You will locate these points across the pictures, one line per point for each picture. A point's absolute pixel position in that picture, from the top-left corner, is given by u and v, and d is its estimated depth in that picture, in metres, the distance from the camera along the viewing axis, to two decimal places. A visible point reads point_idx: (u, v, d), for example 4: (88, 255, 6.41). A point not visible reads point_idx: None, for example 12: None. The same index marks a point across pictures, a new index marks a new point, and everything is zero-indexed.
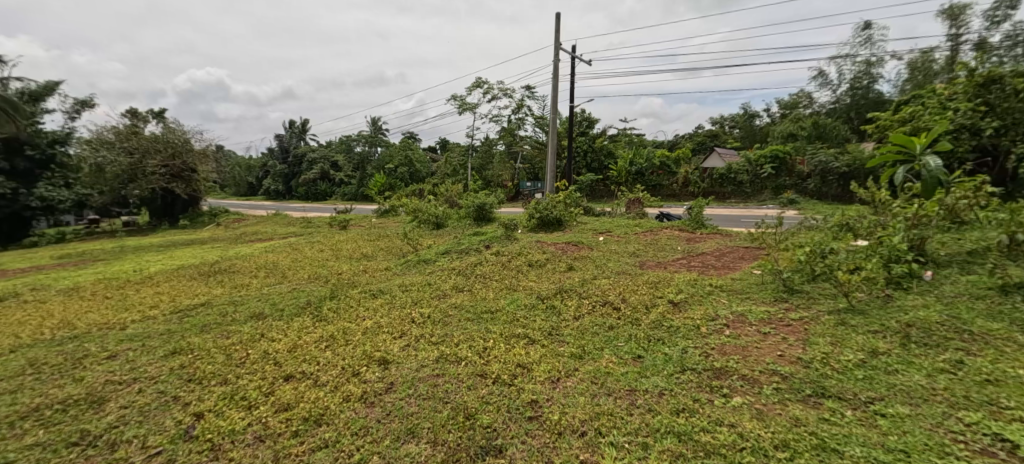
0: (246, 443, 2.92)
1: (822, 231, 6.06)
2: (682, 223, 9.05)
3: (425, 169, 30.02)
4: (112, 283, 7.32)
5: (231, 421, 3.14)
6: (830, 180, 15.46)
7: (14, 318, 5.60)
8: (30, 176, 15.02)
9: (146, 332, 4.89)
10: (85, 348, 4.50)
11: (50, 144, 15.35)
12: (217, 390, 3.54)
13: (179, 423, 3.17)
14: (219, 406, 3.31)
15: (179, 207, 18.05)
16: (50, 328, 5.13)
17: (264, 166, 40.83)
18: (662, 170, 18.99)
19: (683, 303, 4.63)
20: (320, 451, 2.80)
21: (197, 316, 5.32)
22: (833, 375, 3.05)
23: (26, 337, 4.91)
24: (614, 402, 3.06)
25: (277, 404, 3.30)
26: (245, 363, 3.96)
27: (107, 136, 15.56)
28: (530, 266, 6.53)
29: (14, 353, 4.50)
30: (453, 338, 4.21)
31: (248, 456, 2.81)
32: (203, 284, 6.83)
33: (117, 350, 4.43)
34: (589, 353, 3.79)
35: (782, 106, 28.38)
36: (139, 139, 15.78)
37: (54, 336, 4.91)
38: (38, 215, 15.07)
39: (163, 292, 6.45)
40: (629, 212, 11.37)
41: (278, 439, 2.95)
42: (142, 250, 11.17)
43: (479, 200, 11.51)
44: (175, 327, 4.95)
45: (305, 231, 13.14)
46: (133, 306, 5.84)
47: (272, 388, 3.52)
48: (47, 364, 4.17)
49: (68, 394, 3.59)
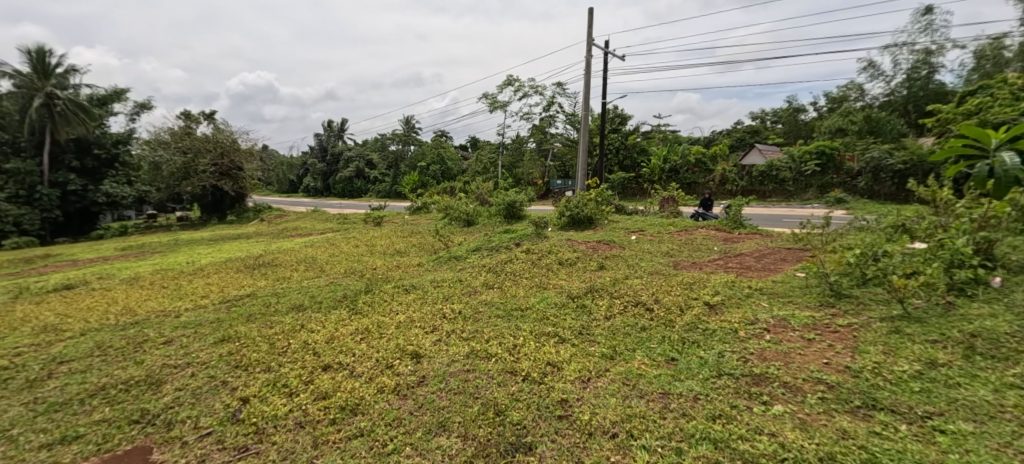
0: (288, 428, 2.99)
1: (874, 232, 5.67)
2: (718, 222, 8.71)
3: (457, 167, 30.17)
4: (167, 273, 7.73)
5: (275, 406, 3.22)
6: (883, 178, 14.45)
7: (85, 302, 6.01)
8: (97, 174, 16.65)
9: (198, 320, 5.11)
10: (144, 333, 4.72)
11: (115, 144, 16.80)
12: (262, 376, 3.64)
13: (227, 406, 3.28)
14: (262, 392, 3.41)
15: (227, 204, 18.78)
16: (115, 314, 5.43)
17: (303, 164, 42.29)
18: (698, 167, 18.40)
19: (719, 306, 4.47)
20: (356, 439, 2.83)
21: (243, 306, 5.54)
22: (885, 387, 2.86)
23: (94, 321, 5.22)
24: (646, 404, 2.97)
25: (316, 392, 3.36)
26: (287, 353, 4.06)
27: (164, 136, 16.52)
28: (561, 265, 6.46)
29: (83, 336, 4.78)
30: (484, 334, 4.20)
31: (289, 441, 2.87)
32: (249, 276, 7.10)
33: (172, 336, 4.64)
34: (621, 353, 3.69)
35: (830, 99, 26.99)
36: (192, 140, 16.61)
37: (118, 321, 5.19)
38: (105, 210, 16.51)
39: (213, 283, 6.75)
40: (662, 211, 11.00)
41: (318, 425, 3.01)
42: (193, 244, 11.48)
43: (509, 198, 11.44)
44: (225, 317, 5.13)
45: (342, 228, 13.41)
46: (187, 295, 6.15)
47: (311, 377, 3.60)
48: (111, 347, 4.41)
49: (129, 375, 3.78)
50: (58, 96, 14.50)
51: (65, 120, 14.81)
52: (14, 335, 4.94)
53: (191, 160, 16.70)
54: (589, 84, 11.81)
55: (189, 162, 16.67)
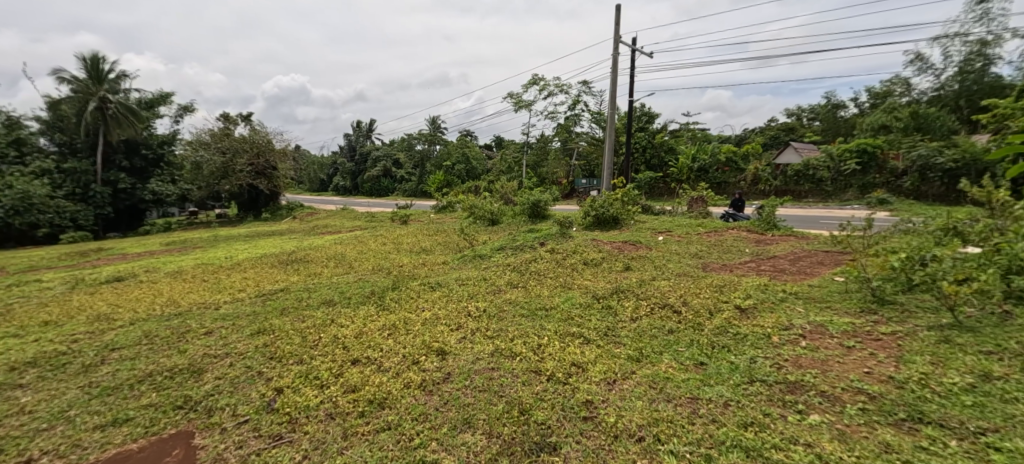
0: (320, 419, 3.03)
1: (922, 235, 5.35)
2: (750, 223, 8.44)
3: (482, 167, 30.30)
4: (208, 267, 8.03)
5: (307, 397, 3.28)
6: (932, 178, 13.54)
7: (133, 293, 6.30)
8: (144, 173, 17.54)
9: (235, 312, 5.27)
10: (187, 324, 4.90)
11: (161, 144, 17.72)
12: (295, 368, 3.71)
13: (263, 396, 3.36)
14: (296, 383, 3.47)
15: (262, 202, 19.38)
16: (160, 305, 5.67)
17: (333, 163, 43.25)
18: (729, 167, 17.94)
19: (751, 310, 4.30)
20: (384, 432, 2.84)
21: (278, 300, 5.70)
22: (934, 399, 2.68)
23: (142, 311, 5.46)
24: (674, 409, 2.88)
25: (345, 385, 3.40)
26: (318, 346, 4.13)
27: (205, 137, 17.18)
28: (586, 265, 6.37)
29: (132, 325, 4.99)
30: (508, 333, 4.16)
31: (320, 431, 2.91)
32: (282, 271, 7.29)
33: (212, 327, 4.79)
34: (647, 356, 3.60)
35: (873, 95, 25.83)
36: (231, 140, 17.18)
37: (163, 312, 5.41)
38: (152, 207, 17.34)
39: (249, 277, 6.96)
40: (691, 211, 10.73)
41: (347, 417, 3.04)
42: (231, 240, 11.89)
43: (534, 197, 11.39)
44: (260, 310, 5.28)
45: (370, 226, 13.62)
46: (225, 288, 6.36)
47: (341, 370, 3.65)
48: (157, 336, 4.60)
49: (174, 362, 3.92)
50: (111, 101, 15.23)
51: (116, 123, 15.56)
52: (72, 322, 5.21)
53: (229, 160, 17.29)
54: (614, 82, 11.60)
55: (228, 161, 17.26)
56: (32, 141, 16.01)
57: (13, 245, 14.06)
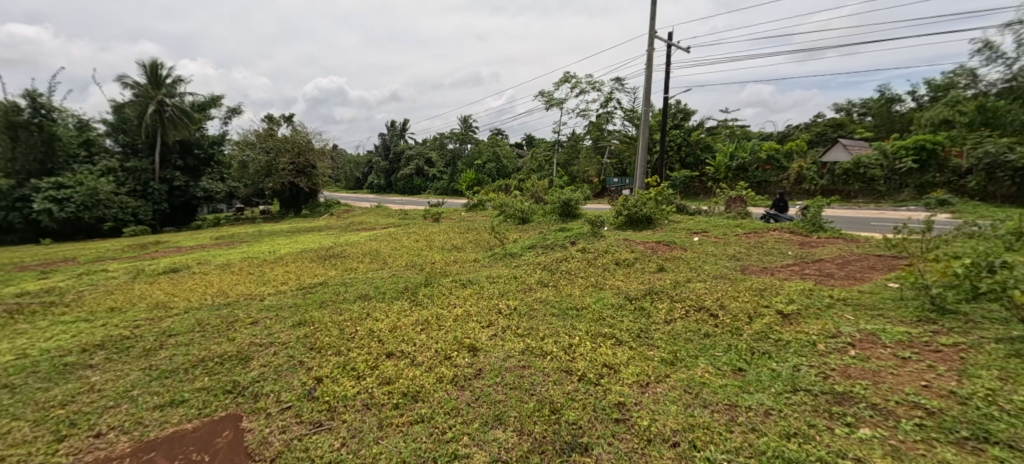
0: (356, 409, 3.08)
1: (990, 240, 4.94)
2: (794, 224, 8.05)
3: (512, 165, 30.26)
4: (253, 260, 8.34)
5: (345, 387, 3.34)
6: (1001, 177, 12.18)
7: (186, 284, 6.62)
8: (196, 171, 18.41)
9: (278, 303, 5.44)
10: (235, 313, 5.10)
11: (211, 145, 18.60)
12: (333, 359, 3.78)
13: (303, 384, 3.44)
14: (334, 373, 3.53)
15: (302, 199, 20.02)
16: (210, 295, 5.92)
17: (368, 162, 44.25)
18: (770, 165, 17.24)
19: (794, 315, 4.08)
20: (417, 425, 2.87)
21: (317, 292, 5.84)
22: (1002, 418, 2.45)
23: (195, 300, 5.73)
24: (710, 415, 2.76)
25: (381, 376, 3.44)
26: (354, 338, 4.19)
27: (251, 138, 17.91)
28: (618, 265, 6.24)
29: (186, 313, 5.24)
30: (539, 332, 4.10)
31: (357, 421, 2.97)
32: (321, 266, 7.48)
33: (257, 317, 4.96)
34: (682, 359, 3.47)
35: (932, 88, 24.21)
36: (274, 140, 17.84)
37: (213, 302, 5.65)
38: (202, 204, 18.22)
39: (290, 271, 7.18)
40: (728, 211, 10.34)
41: (383, 408, 3.08)
42: (273, 235, 12.31)
43: (565, 196, 11.26)
44: (301, 302, 5.42)
45: (403, 223, 13.83)
46: (269, 280, 6.59)
47: (376, 362, 3.68)
48: (209, 324, 4.80)
49: (224, 350, 4.08)
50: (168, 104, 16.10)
51: (173, 124, 16.42)
52: (134, 309, 5.53)
53: (272, 159, 17.95)
54: (649, 78, 11.29)
55: (271, 160, 17.93)
56: (99, 142, 16.96)
57: (85, 236, 15.65)
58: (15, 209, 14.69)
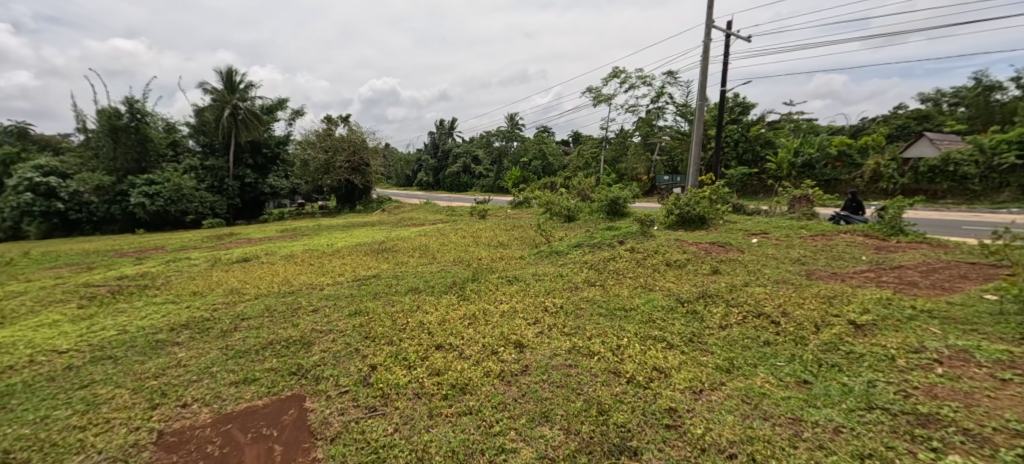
0: (408, 397, 3.10)
1: None
2: (869, 226, 7.41)
3: (558, 162, 29.91)
4: (314, 252, 8.71)
5: (397, 375, 3.37)
6: None
7: (255, 272, 7.02)
8: (265, 169, 19.54)
9: (336, 293, 5.63)
10: (298, 301, 5.33)
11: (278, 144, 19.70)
12: (386, 348, 3.84)
13: (359, 371, 3.51)
14: (387, 362, 3.58)
15: (356, 195, 20.77)
16: (276, 283, 6.24)
17: (418, 159, 45.34)
18: (841, 161, 16.02)
19: (869, 326, 3.72)
20: (466, 416, 2.85)
21: (371, 284, 6.00)
22: None
23: (263, 287, 6.05)
24: (771, 428, 2.56)
25: (430, 367, 3.45)
26: (406, 329, 4.24)
27: (312, 137, 18.79)
28: (668, 266, 5.97)
29: (256, 299, 5.54)
30: (586, 331, 3.98)
31: (408, 409, 2.98)
32: (374, 259, 7.69)
33: (318, 305, 5.15)
34: (739, 367, 3.23)
35: None
36: (333, 140, 18.65)
37: (277, 289, 5.95)
38: (269, 199, 19.33)
39: (346, 263, 7.43)
40: (791, 211, 9.69)
41: (433, 398, 3.08)
42: (331, 229, 12.83)
43: (612, 194, 10.98)
44: (356, 293, 5.58)
45: (450, 219, 14.03)
46: (328, 271, 6.85)
47: (427, 353, 3.70)
48: (276, 310, 5.04)
49: (289, 334, 4.25)
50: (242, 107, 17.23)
51: (246, 126, 17.52)
52: (213, 293, 5.92)
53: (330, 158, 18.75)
54: (705, 70, 10.74)
55: (329, 159, 18.73)
56: (183, 142, 18.30)
57: (171, 227, 17.02)
58: (116, 202, 16.18)
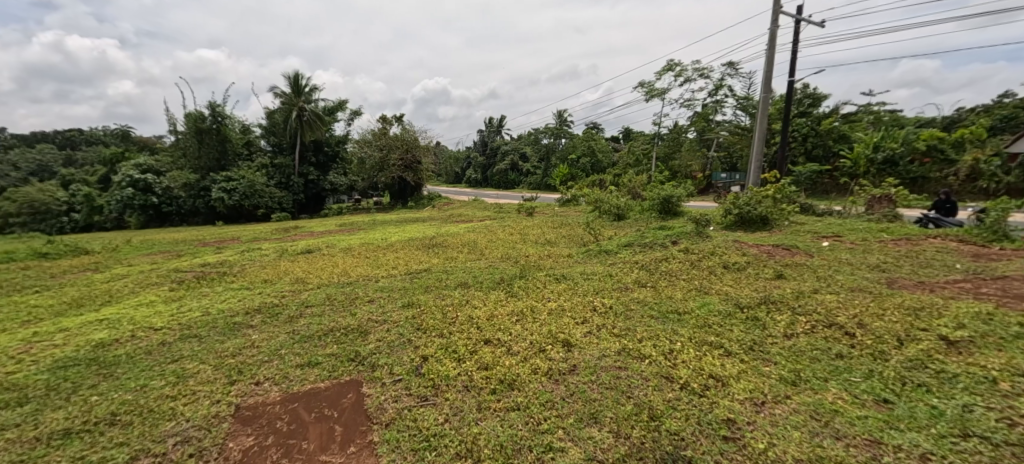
0: (457, 389, 3.08)
1: None
2: (964, 230, 6.65)
3: (608, 159, 29.12)
4: (369, 246, 8.96)
5: (447, 367, 3.35)
6: None
7: (317, 263, 7.33)
8: (325, 166, 20.48)
9: (390, 285, 5.75)
10: (355, 291, 5.49)
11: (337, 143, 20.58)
12: (437, 340, 3.85)
13: (412, 360, 3.53)
14: (437, 354, 3.58)
15: (408, 192, 21.31)
16: (336, 274, 6.47)
17: (468, 156, 45.98)
18: (928, 158, 14.53)
19: (964, 343, 3.29)
20: (513, 412, 2.79)
21: (423, 278, 6.08)
22: None
23: (325, 277, 6.30)
24: (846, 450, 2.32)
25: (479, 361, 3.40)
26: (456, 323, 4.23)
27: (370, 136, 19.47)
28: (726, 269, 5.62)
29: (317, 288, 5.77)
30: (636, 333, 3.79)
31: (457, 400, 2.95)
32: (425, 254, 7.81)
33: (374, 296, 5.28)
34: (806, 381, 2.95)
35: None
36: (388, 139, 19.24)
37: (336, 280, 6.16)
38: (327, 194, 20.27)
39: (399, 257, 7.59)
40: (868, 212, 8.89)
41: (482, 391, 3.04)
42: (386, 224, 13.20)
43: (665, 192, 10.56)
44: (409, 286, 5.67)
45: (498, 216, 14.06)
46: (383, 264, 7.03)
47: (476, 347, 3.67)
48: (336, 299, 5.21)
49: (347, 323, 4.36)
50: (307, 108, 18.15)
51: (310, 126, 18.44)
52: (281, 281, 6.22)
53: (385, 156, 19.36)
54: (771, 61, 10.03)
55: (383, 157, 19.35)
56: (257, 142, 19.44)
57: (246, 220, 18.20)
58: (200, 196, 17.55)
